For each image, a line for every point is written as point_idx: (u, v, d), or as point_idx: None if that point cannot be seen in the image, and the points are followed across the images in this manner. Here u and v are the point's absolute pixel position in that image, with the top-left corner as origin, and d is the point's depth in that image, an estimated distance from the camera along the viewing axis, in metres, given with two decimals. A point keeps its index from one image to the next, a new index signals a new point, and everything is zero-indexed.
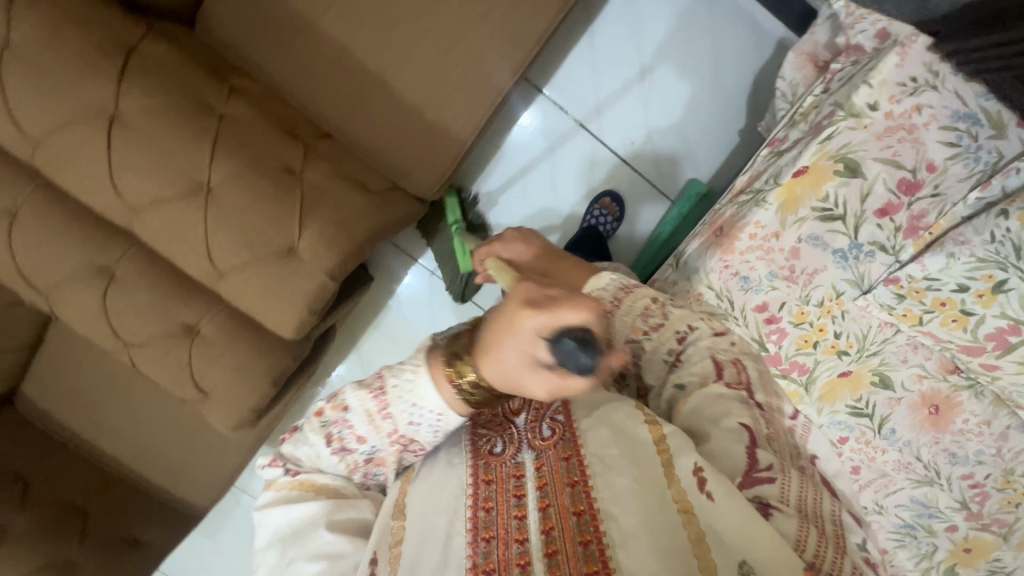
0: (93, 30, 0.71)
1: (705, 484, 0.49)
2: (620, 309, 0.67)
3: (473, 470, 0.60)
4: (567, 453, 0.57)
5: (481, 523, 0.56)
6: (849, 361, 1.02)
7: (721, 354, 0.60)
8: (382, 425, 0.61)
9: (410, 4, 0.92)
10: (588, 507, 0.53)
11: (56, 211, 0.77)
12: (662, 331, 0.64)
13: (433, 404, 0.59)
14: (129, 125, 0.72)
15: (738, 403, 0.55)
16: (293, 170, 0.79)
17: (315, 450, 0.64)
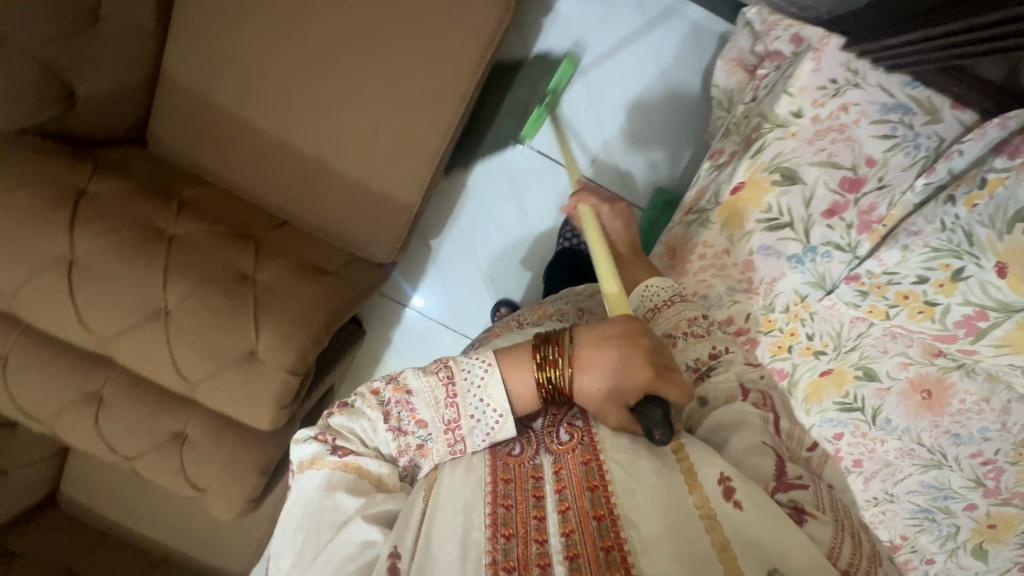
0: (40, 190, 0.78)
1: (732, 496, 0.48)
2: (669, 309, 0.72)
3: (492, 469, 0.56)
4: (586, 456, 0.53)
5: (500, 520, 0.51)
6: (828, 359, 1.00)
7: (750, 380, 0.65)
8: (443, 413, 0.57)
9: (335, 91, 0.95)
10: (609, 512, 0.48)
11: (39, 350, 0.83)
12: (700, 340, 0.68)
13: (498, 400, 0.57)
14: (86, 267, 0.78)
15: (761, 426, 0.58)
16: (246, 275, 0.85)
17: (371, 424, 0.59)
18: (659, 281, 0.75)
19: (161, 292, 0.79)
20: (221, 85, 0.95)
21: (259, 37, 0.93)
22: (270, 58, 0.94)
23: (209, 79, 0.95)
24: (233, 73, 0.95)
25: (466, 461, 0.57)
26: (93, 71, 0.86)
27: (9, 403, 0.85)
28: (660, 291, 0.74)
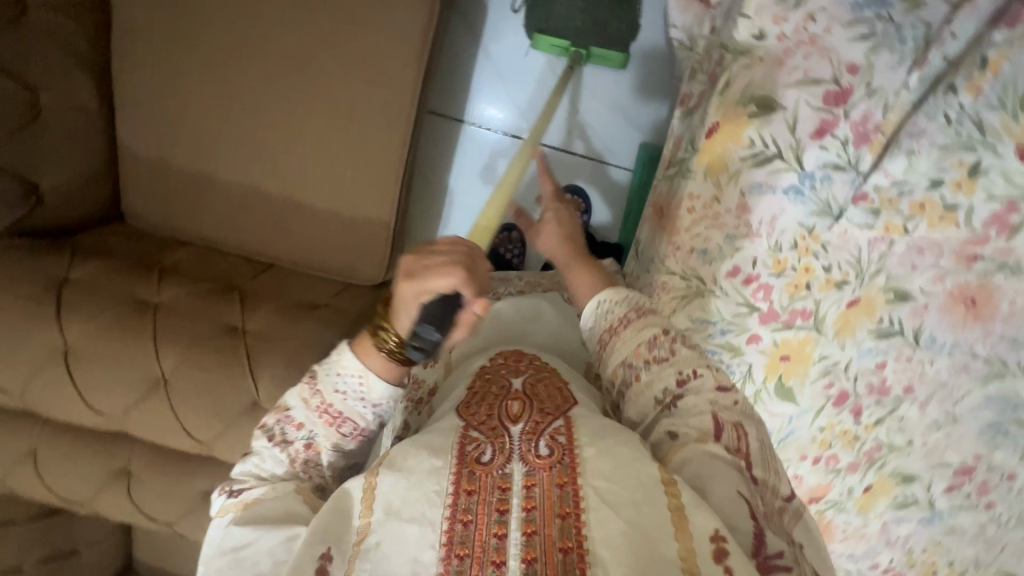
0: (24, 289, 0.80)
1: (724, 560, 0.45)
2: (625, 330, 0.67)
3: (455, 478, 0.49)
4: (562, 479, 0.49)
5: (458, 537, 0.46)
6: (853, 289, 0.91)
7: (722, 412, 0.59)
8: (314, 405, 0.59)
9: (283, 126, 0.94)
10: (577, 545, 0.45)
11: (63, 438, 0.86)
12: (664, 368, 0.63)
13: (354, 365, 0.58)
14: (81, 353, 0.79)
15: (739, 475, 0.54)
16: (236, 327, 0.85)
17: (260, 457, 0.58)
18: (613, 295, 0.70)
19: (155, 361, 0.79)
20: (175, 147, 0.95)
21: (198, 89, 0.91)
22: (213, 108, 0.92)
23: (163, 143, 0.95)
24: (183, 132, 0.94)
25: (429, 462, 0.50)
26: (48, 163, 0.87)
27: (50, 491, 0.89)
28: (613, 308, 0.69)
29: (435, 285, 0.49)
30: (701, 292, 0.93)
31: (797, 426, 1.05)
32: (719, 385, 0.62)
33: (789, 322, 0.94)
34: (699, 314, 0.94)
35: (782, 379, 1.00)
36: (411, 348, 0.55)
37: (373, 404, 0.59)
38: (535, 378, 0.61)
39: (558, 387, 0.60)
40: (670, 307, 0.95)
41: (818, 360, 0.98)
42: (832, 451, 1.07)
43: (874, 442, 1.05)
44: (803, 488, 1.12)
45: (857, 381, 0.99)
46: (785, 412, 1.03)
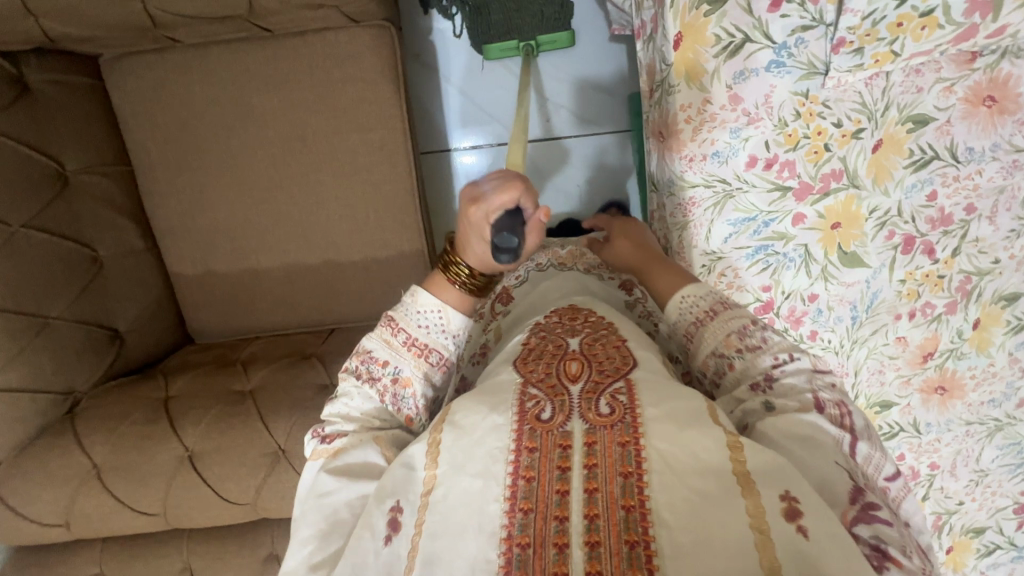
0: (135, 414, 0.85)
1: (798, 520, 0.43)
2: (712, 322, 0.63)
3: (517, 435, 0.49)
4: (624, 437, 0.47)
5: (519, 492, 0.45)
6: (871, 132, 0.93)
7: (822, 392, 0.55)
8: (400, 343, 0.64)
9: (302, 198, 1.02)
10: (639, 503, 0.43)
11: (210, 541, 0.89)
12: (759, 353, 0.59)
13: (431, 302, 0.64)
14: (203, 451, 0.83)
15: (833, 445, 0.50)
16: (325, 383, 0.90)
17: (348, 396, 0.62)
18: (696, 290, 0.67)
19: (270, 437, 0.83)
20: (219, 254, 1.04)
21: (222, 195, 1.01)
22: (240, 207, 1.01)
23: (209, 255, 1.04)
24: (221, 238, 1.03)
25: (490, 420, 0.50)
26: (119, 305, 0.95)
27: None
28: (699, 301, 0.66)
29: (501, 201, 0.55)
30: (729, 193, 0.95)
31: (878, 288, 1.03)
32: (815, 368, 0.58)
33: (825, 189, 0.96)
34: (735, 215, 0.96)
35: (843, 247, 1.00)
36: (498, 255, 0.55)
37: (453, 334, 0.65)
38: (594, 339, 0.62)
39: (616, 345, 0.60)
40: (707, 218, 0.96)
41: (870, 215, 0.98)
42: (924, 299, 1.04)
43: (961, 274, 1.02)
44: (913, 348, 1.08)
45: (916, 221, 0.99)
46: (860, 278, 1.02)
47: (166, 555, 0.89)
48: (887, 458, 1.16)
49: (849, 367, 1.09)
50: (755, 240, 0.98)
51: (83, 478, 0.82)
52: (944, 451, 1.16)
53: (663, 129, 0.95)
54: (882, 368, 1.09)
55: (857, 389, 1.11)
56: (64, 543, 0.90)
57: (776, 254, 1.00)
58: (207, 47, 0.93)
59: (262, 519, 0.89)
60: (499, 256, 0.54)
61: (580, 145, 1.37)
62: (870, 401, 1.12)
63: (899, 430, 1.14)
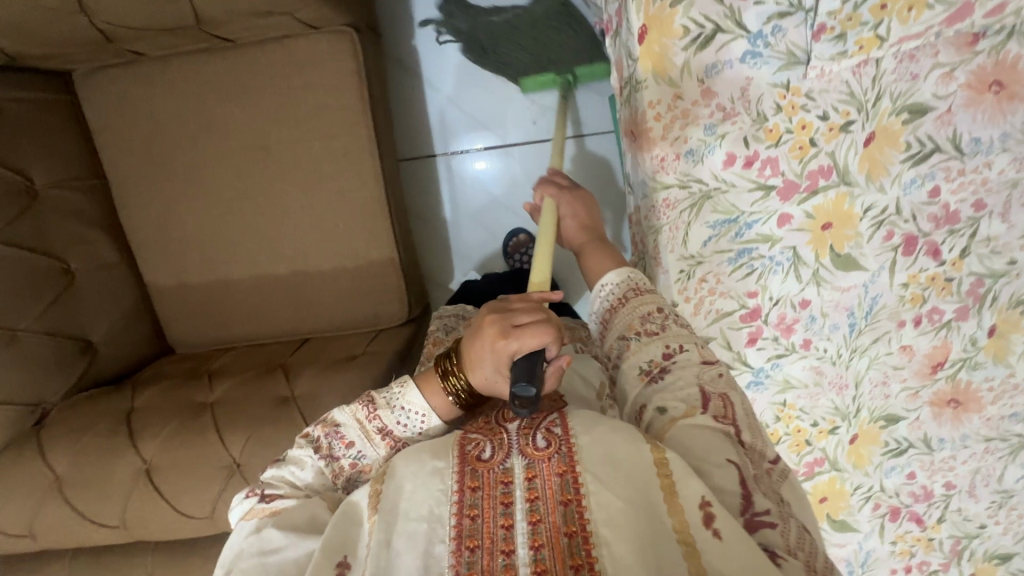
0: (99, 426, 0.86)
1: (713, 524, 0.46)
2: (623, 309, 0.67)
3: (459, 476, 0.51)
4: (562, 467, 0.50)
5: (465, 531, 0.48)
6: (862, 125, 0.86)
7: (709, 385, 0.59)
8: (371, 428, 0.61)
9: (270, 208, 1.01)
10: (582, 527, 0.46)
11: (173, 555, 0.89)
12: (653, 340, 0.63)
13: (419, 404, 0.62)
14: (160, 465, 0.82)
15: (726, 441, 0.54)
16: (286, 395, 0.89)
17: (299, 465, 0.60)
18: (614, 278, 0.71)
19: (225, 451, 0.83)
20: (191, 264, 1.04)
21: (192, 205, 1.01)
22: (210, 217, 1.01)
23: (181, 266, 1.04)
24: (192, 249, 1.03)
25: (431, 465, 0.52)
26: (90, 317, 0.96)
27: None
28: (613, 289, 0.70)
29: (529, 346, 0.56)
30: (707, 194, 0.89)
31: (877, 293, 0.95)
32: (703, 359, 0.62)
33: (812, 187, 0.89)
34: (714, 216, 0.90)
35: (835, 250, 0.93)
36: (515, 404, 0.53)
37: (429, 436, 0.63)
38: None
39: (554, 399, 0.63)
40: (684, 220, 0.90)
41: (864, 215, 0.91)
42: (930, 304, 0.96)
43: (972, 277, 0.93)
44: (920, 357, 0.99)
45: (918, 220, 0.91)
46: (856, 282, 0.94)
47: (131, 567, 0.89)
48: (895, 476, 1.07)
49: (848, 379, 1.01)
50: (737, 243, 0.92)
51: (46, 490, 0.83)
52: (962, 470, 1.06)
53: (634, 128, 0.89)
54: (886, 379, 1.01)
55: (859, 401, 1.02)
56: (33, 553, 0.91)
57: (761, 258, 0.93)
58: (172, 59, 0.94)
59: (222, 533, 0.87)
60: (516, 405, 0.52)
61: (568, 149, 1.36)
62: (874, 415, 1.03)
63: (907, 447, 1.05)
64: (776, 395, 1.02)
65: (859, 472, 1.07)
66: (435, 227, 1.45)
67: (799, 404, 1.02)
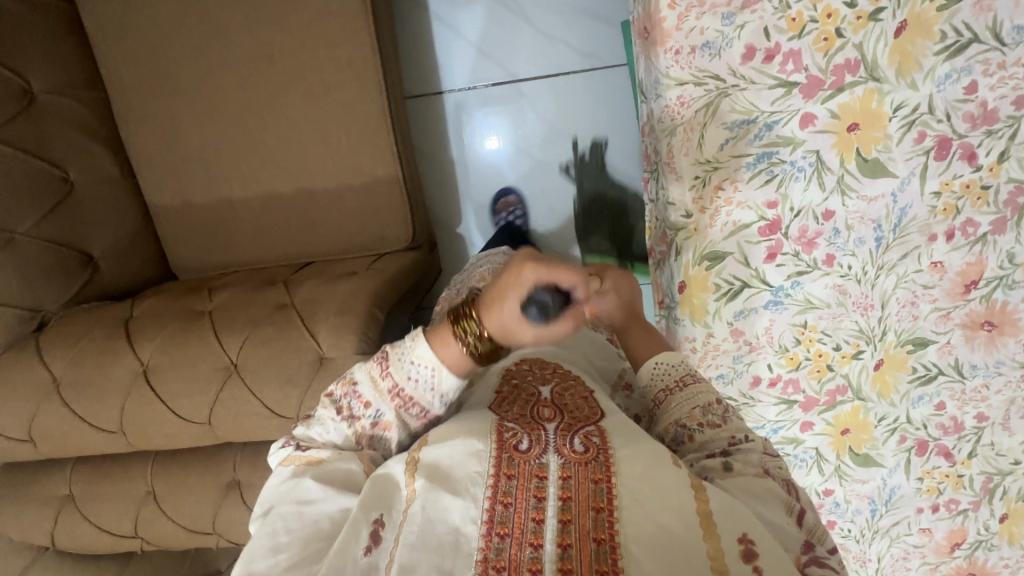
0: (97, 331, 0.84)
1: (755, 560, 0.42)
2: (680, 393, 0.61)
3: (496, 461, 0.48)
4: (597, 475, 0.47)
5: (497, 517, 0.45)
6: (893, 12, 0.80)
7: (773, 465, 0.55)
8: (384, 387, 0.56)
9: (273, 123, 0.99)
10: (610, 537, 0.43)
11: (172, 466, 0.88)
12: (718, 432, 0.58)
13: (428, 356, 0.55)
14: (157, 368, 0.80)
15: (782, 499, 0.51)
16: (285, 302, 0.86)
17: (324, 425, 0.57)
18: (671, 358, 0.65)
19: (222, 351, 0.80)
20: (194, 182, 1.02)
21: (194, 120, 0.99)
22: (212, 132, 0.99)
23: (183, 184, 1.02)
24: (195, 167, 1.01)
25: (470, 445, 0.49)
26: (90, 230, 0.95)
27: (176, 530, 0.89)
28: (671, 370, 0.64)
29: (561, 276, 0.50)
30: (724, 91, 0.84)
31: (907, 203, 0.89)
32: (766, 450, 0.57)
33: (837, 84, 0.84)
34: (733, 117, 0.85)
35: (862, 154, 0.87)
36: (528, 307, 0.51)
37: (442, 394, 0.56)
38: (563, 388, 0.59)
39: (585, 396, 0.58)
40: (699, 121, 0.86)
41: (895, 114, 0.85)
42: (964, 216, 0.90)
43: (1010, 184, 0.87)
44: (953, 275, 0.93)
45: (953, 120, 0.85)
46: (885, 190, 0.89)
47: (131, 478, 0.88)
48: (923, 407, 1.01)
49: (874, 299, 0.95)
50: (755, 147, 0.87)
51: (44, 393, 0.82)
52: (995, 401, 0.99)
53: (648, 24, 0.85)
54: (915, 299, 0.95)
55: (885, 323, 0.96)
56: (36, 463, 0.90)
57: (782, 163, 0.88)
58: None
59: (222, 443, 0.86)
60: (527, 307, 0.51)
61: (580, 83, 1.32)
62: (901, 338, 0.97)
63: (937, 374, 0.99)
64: (796, 316, 0.97)
65: (883, 402, 1.01)
66: (442, 167, 1.42)
67: (822, 326, 0.97)
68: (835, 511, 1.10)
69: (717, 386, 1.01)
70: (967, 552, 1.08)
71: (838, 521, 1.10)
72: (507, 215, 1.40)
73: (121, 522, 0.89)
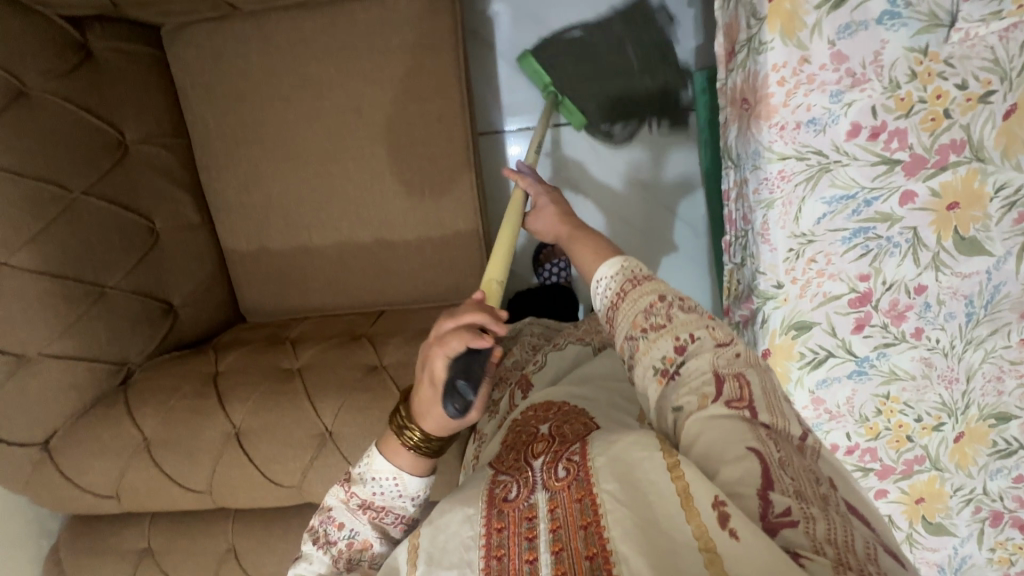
0: (186, 388, 0.83)
1: (728, 524, 0.41)
2: (624, 305, 0.61)
3: (486, 518, 0.52)
4: (579, 493, 0.49)
5: (494, 569, 0.48)
6: (1003, 96, 0.79)
7: (725, 367, 0.53)
8: (354, 504, 0.61)
9: (355, 175, 0.98)
10: (601, 548, 0.44)
11: (254, 524, 0.87)
12: (661, 334, 0.57)
13: (386, 468, 0.61)
14: (250, 431, 0.80)
15: (743, 432, 0.48)
16: (375, 365, 0.85)
17: (308, 559, 0.60)
18: (608, 271, 0.65)
19: (317, 418, 0.79)
20: (273, 230, 1.02)
21: (277, 169, 0.98)
22: (293, 182, 0.99)
23: (262, 231, 1.02)
24: (274, 215, 1.01)
25: (463, 511, 0.53)
26: (174, 279, 0.95)
27: None
28: (610, 282, 0.64)
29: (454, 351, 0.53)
30: (825, 167, 0.83)
31: (1001, 281, 0.89)
32: (716, 344, 0.56)
33: (941, 163, 0.83)
34: (831, 191, 0.85)
35: (960, 232, 0.86)
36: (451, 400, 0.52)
37: (412, 497, 0.62)
38: (562, 422, 0.62)
39: (582, 424, 0.61)
40: (798, 194, 0.85)
41: (996, 194, 0.84)
42: None
43: None
44: None
45: None
46: (979, 267, 0.88)
47: (212, 535, 0.87)
48: (1000, 479, 1.00)
49: (960, 373, 0.94)
50: (852, 222, 0.86)
51: (134, 452, 0.81)
52: None
53: (750, 96, 0.84)
54: (1001, 375, 0.94)
55: (969, 397, 0.96)
56: (117, 514, 0.90)
57: (877, 238, 0.87)
58: (266, 15, 0.91)
59: (307, 503, 0.85)
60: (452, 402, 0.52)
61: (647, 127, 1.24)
62: (983, 412, 0.96)
63: (1018, 448, 0.98)
64: (879, 386, 0.96)
65: (961, 473, 1.00)
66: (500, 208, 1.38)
67: (904, 397, 0.96)
68: None
69: None
70: None
71: None
72: (551, 269, 1.36)
73: None
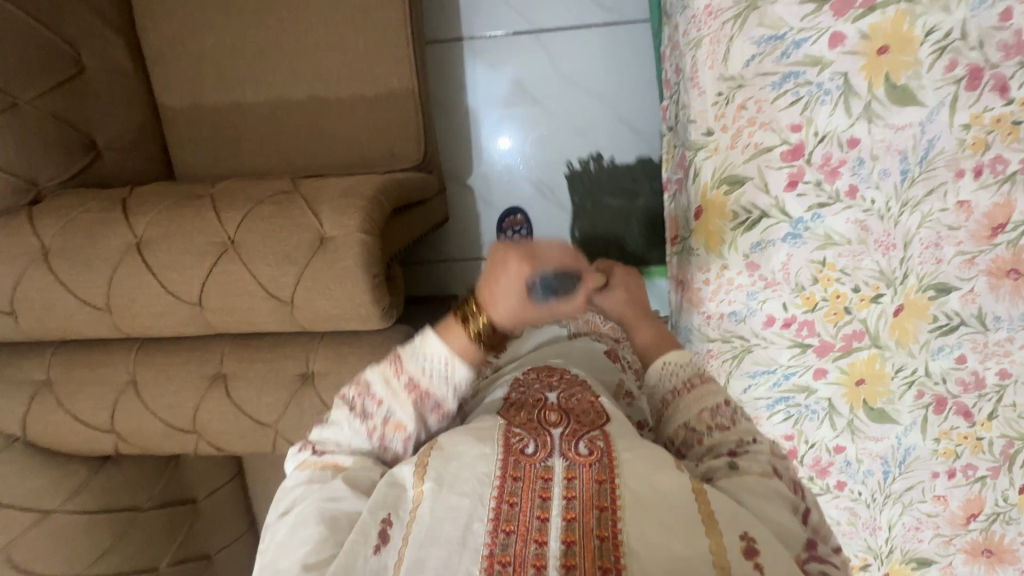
0: (93, 202, 0.81)
1: (755, 556, 0.42)
2: (689, 395, 0.58)
3: (502, 463, 0.50)
4: (601, 475, 0.48)
5: (503, 515, 0.46)
6: None
7: (782, 467, 0.53)
8: (399, 383, 0.57)
9: (291, 26, 0.98)
10: (613, 534, 0.44)
11: (158, 356, 0.84)
12: (728, 436, 0.55)
13: (440, 350, 0.56)
14: (151, 241, 0.77)
15: (787, 498, 0.50)
16: (288, 189, 0.80)
17: (337, 427, 0.58)
18: (679, 357, 0.62)
19: (219, 227, 0.77)
20: (206, 82, 1.00)
21: (211, 18, 0.97)
22: (228, 32, 0.98)
23: (194, 82, 1.00)
24: (209, 67, 0.99)
25: (478, 449, 0.51)
26: (98, 116, 0.94)
27: (156, 425, 0.85)
28: (678, 371, 0.60)
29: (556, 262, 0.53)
30: (753, 4, 0.84)
31: (935, 135, 0.87)
32: (777, 454, 0.55)
33: (869, 2, 0.82)
34: (760, 31, 0.84)
35: (891, 79, 0.85)
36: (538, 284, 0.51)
37: (455, 384, 0.57)
38: (570, 394, 0.60)
39: (591, 401, 0.59)
40: (726, 33, 0.86)
41: (926, 39, 0.83)
42: (993, 152, 0.86)
43: None
44: (979, 217, 0.89)
45: (986, 48, 0.82)
46: (912, 119, 0.86)
47: (111, 364, 0.84)
48: (943, 359, 0.96)
49: (897, 238, 0.92)
50: (782, 65, 0.85)
51: (32, 261, 0.78)
52: (1019, 356, 0.94)
53: None
54: (939, 241, 0.91)
55: (907, 266, 0.93)
56: (18, 344, 0.87)
57: (809, 84, 0.86)
58: None
59: (212, 331, 0.83)
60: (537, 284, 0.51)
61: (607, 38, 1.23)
62: (923, 283, 0.93)
63: (959, 324, 0.94)
64: (816, 252, 0.93)
65: (901, 350, 0.97)
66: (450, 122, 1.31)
67: (841, 264, 0.93)
68: (846, 472, 1.04)
69: (728, 323, 0.98)
70: (984, 525, 1.02)
71: (849, 482, 1.05)
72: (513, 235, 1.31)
73: (98, 413, 0.85)
